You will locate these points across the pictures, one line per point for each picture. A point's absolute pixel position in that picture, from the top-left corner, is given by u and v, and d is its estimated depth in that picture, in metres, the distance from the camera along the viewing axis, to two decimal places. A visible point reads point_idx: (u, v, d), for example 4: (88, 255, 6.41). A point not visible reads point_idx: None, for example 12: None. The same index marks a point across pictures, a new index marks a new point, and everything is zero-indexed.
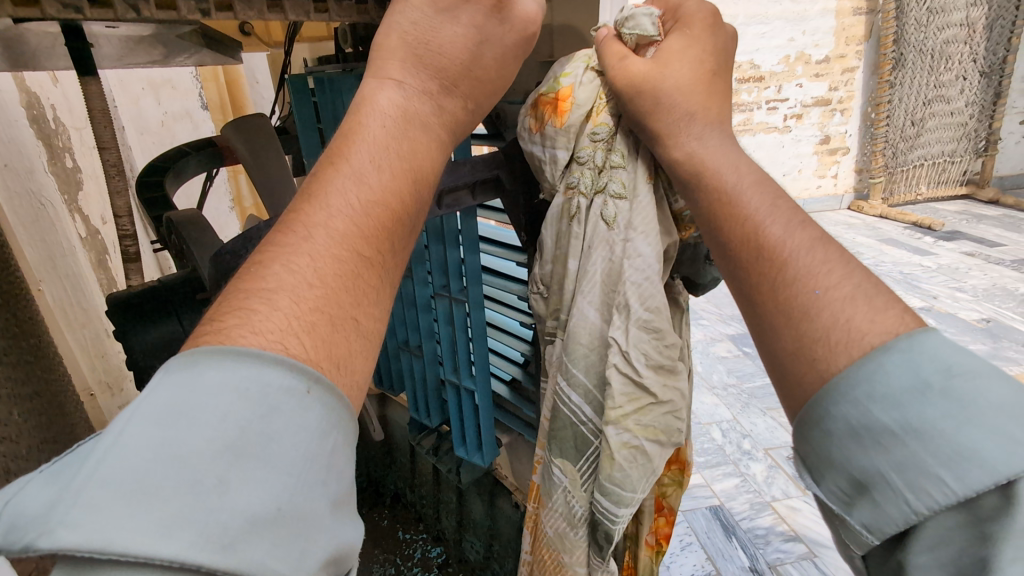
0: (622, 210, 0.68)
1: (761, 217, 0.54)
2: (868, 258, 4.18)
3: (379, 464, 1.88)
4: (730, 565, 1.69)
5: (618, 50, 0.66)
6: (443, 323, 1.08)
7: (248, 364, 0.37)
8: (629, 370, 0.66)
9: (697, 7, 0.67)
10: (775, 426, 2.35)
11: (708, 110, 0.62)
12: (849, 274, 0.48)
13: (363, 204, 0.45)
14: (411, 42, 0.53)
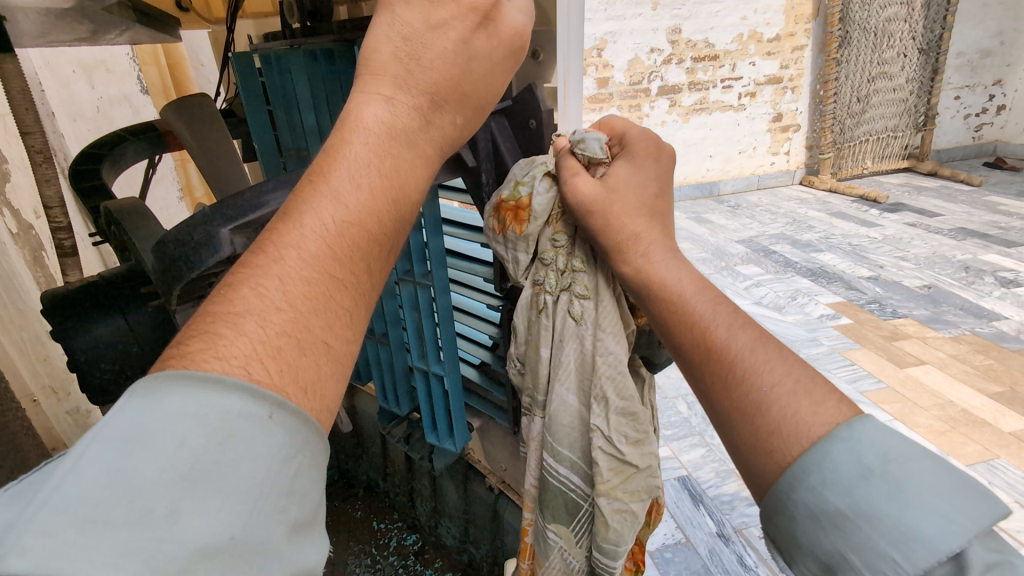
0: (588, 308, 0.75)
1: (708, 320, 0.62)
2: (820, 231, 4.35)
3: (348, 456, 1.84)
4: (698, 532, 1.76)
5: (571, 166, 0.73)
6: (409, 308, 1.05)
7: (208, 388, 0.36)
8: (613, 450, 0.74)
9: (639, 135, 0.74)
10: None
11: (649, 228, 0.69)
12: (791, 375, 0.56)
13: (337, 226, 0.45)
14: (403, 56, 0.52)
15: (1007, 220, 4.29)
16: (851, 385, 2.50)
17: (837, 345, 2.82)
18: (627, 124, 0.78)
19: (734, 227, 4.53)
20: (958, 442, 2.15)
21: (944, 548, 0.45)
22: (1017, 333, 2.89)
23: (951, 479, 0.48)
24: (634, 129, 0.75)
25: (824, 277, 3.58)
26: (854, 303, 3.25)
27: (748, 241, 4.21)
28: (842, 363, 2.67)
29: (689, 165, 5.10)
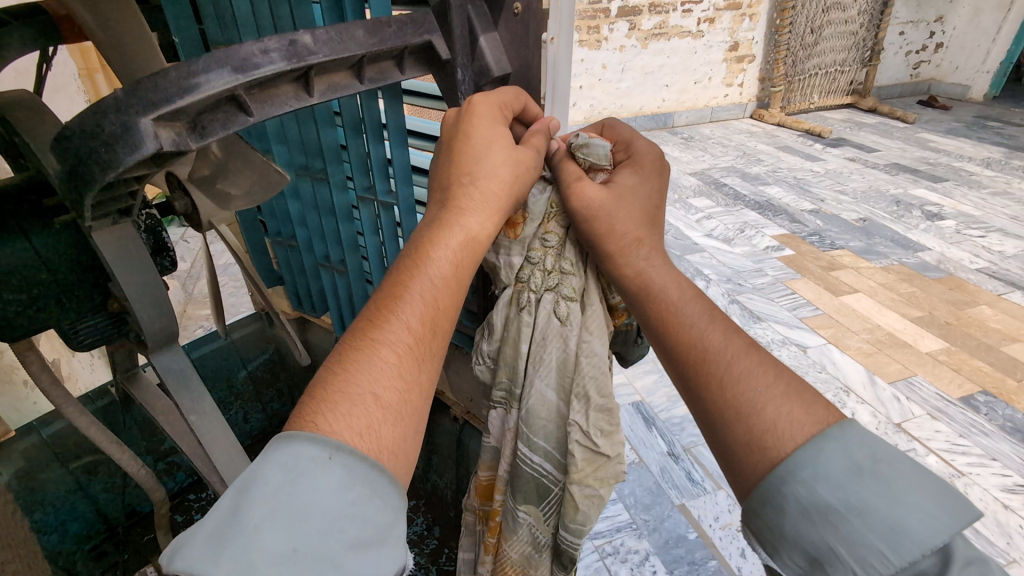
0: (575, 309, 0.76)
1: (701, 324, 0.63)
2: (768, 165, 4.43)
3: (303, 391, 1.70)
4: (651, 452, 1.85)
5: (574, 170, 0.73)
6: (370, 233, 0.92)
7: (287, 437, 0.48)
8: (588, 443, 0.75)
9: (647, 148, 0.76)
10: None
11: (649, 236, 0.69)
12: (781, 378, 0.58)
13: (385, 305, 0.57)
14: (451, 138, 0.64)
15: (936, 156, 4.53)
16: (792, 313, 2.64)
17: (781, 275, 2.95)
18: (633, 134, 0.79)
19: (687, 159, 4.54)
20: (883, 362, 2.33)
21: (929, 543, 0.47)
22: (938, 263, 3.11)
23: (935, 482, 0.50)
24: (641, 141, 0.77)
25: (771, 210, 3.68)
26: (797, 235, 3.37)
27: (700, 174, 4.24)
28: (785, 292, 2.80)
29: (645, 95, 4.99)
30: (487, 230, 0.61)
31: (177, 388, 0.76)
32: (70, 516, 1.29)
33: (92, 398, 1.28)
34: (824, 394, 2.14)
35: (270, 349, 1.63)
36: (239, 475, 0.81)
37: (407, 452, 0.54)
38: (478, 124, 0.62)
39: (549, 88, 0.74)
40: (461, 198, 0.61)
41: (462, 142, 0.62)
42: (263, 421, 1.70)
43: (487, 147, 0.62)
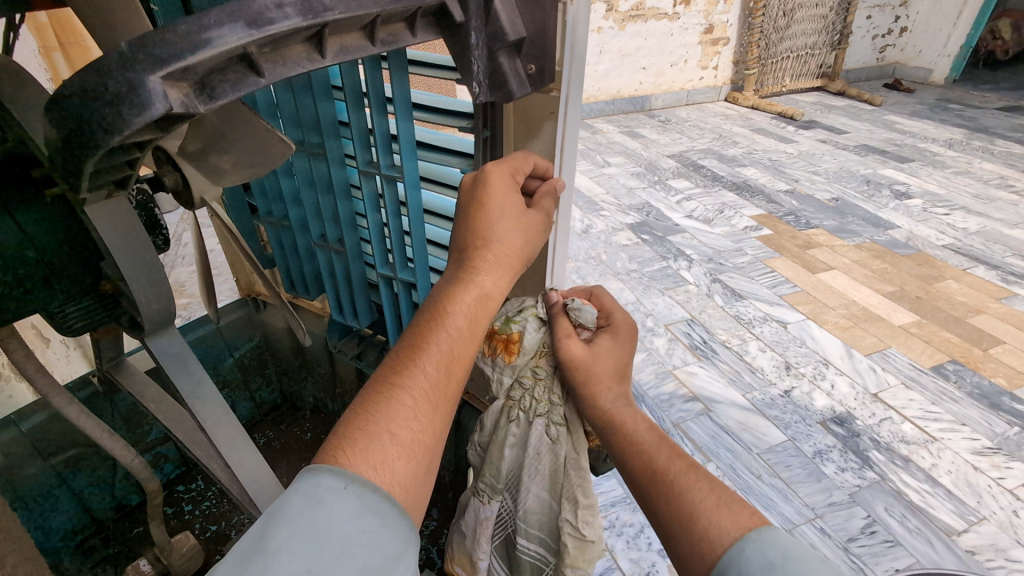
0: (563, 433, 0.84)
1: (656, 448, 0.71)
2: (744, 147, 4.50)
3: (291, 378, 1.66)
4: None
5: (564, 327, 0.82)
6: (370, 209, 0.90)
7: (310, 470, 0.50)
8: (577, 538, 0.84)
9: (624, 317, 0.82)
10: (673, 304, 2.56)
11: (618, 387, 0.79)
12: (716, 489, 0.63)
13: (407, 355, 0.63)
14: (467, 203, 0.72)
15: (903, 137, 4.65)
16: (772, 291, 2.70)
17: (760, 254, 3.01)
18: (615, 302, 0.85)
19: (665, 142, 4.57)
20: (859, 335, 2.41)
21: None
22: (907, 240, 3.22)
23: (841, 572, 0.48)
24: (621, 310, 0.83)
25: (748, 190, 3.75)
26: (773, 215, 3.44)
27: (679, 156, 4.28)
28: (765, 270, 2.86)
29: (623, 77, 5.00)
30: (498, 290, 0.70)
31: (175, 372, 0.73)
32: (53, 511, 1.24)
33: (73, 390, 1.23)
34: (805, 366, 2.21)
35: (257, 336, 1.59)
36: (243, 459, 0.78)
37: (416, 495, 0.56)
38: (492, 192, 0.70)
39: (567, 53, 0.70)
40: (476, 263, 0.70)
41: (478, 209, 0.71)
42: (252, 410, 1.66)
43: (501, 214, 0.70)
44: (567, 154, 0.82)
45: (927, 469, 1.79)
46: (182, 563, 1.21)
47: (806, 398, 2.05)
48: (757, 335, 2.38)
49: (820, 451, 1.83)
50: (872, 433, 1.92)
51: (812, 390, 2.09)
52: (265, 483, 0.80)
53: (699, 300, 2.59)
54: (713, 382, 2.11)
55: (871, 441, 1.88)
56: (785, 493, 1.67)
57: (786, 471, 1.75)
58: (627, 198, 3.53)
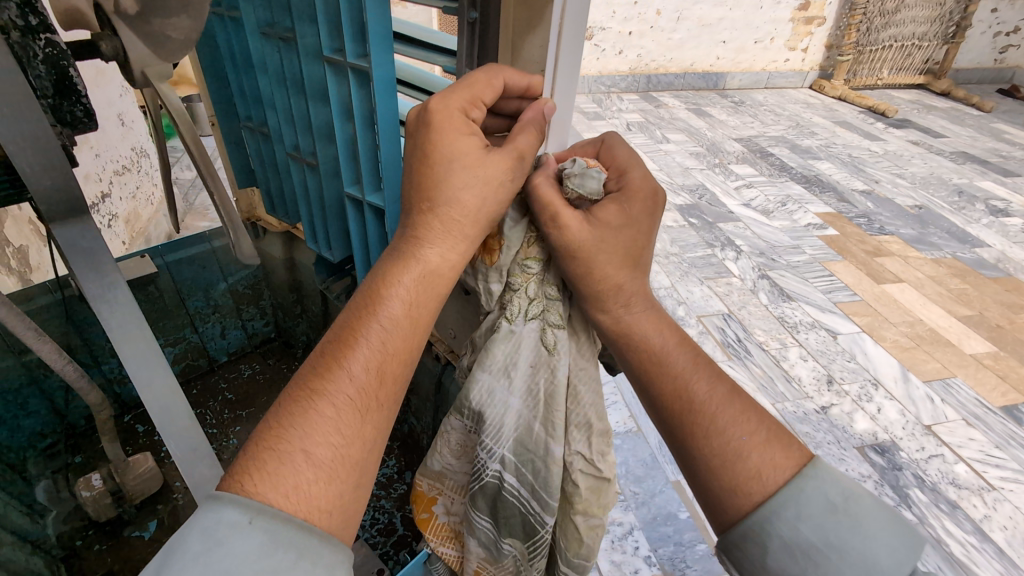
0: (563, 338, 0.69)
1: (686, 371, 0.61)
2: (822, 139, 4.09)
3: (286, 314, 1.59)
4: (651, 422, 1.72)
5: (550, 200, 0.63)
6: (341, 117, 0.78)
7: (212, 503, 0.45)
8: (590, 467, 0.71)
9: (640, 183, 0.66)
10: (710, 295, 2.34)
11: (633, 281, 0.64)
12: (761, 423, 0.58)
13: (329, 352, 0.56)
14: (417, 153, 0.61)
15: (1010, 149, 4.10)
16: (825, 296, 2.42)
17: (819, 255, 2.71)
18: (631, 159, 0.69)
19: (734, 124, 4.22)
20: (920, 359, 2.12)
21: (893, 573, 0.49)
22: (996, 262, 2.82)
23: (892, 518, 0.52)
24: (636, 175, 0.66)
25: (818, 186, 3.39)
26: (843, 215, 3.10)
27: (746, 141, 3.93)
28: (822, 273, 2.57)
29: (699, 50, 4.62)
30: (442, 265, 0.61)
31: (82, 267, 0.63)
32: (23, 410, 1.20)
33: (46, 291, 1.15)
34: (850, 384, 1.96)
35: (254, 265, 1.51)
36: (153, 378, 0.67)
37: (345, 512, 0.51)
38: (440, 136, 0.60)
39: None
40: (419, 244, 0.61)
41: (427, 166, 0.60)
42: (242, 340, 1.60)
43: (449, 164, 0.60)
44: (562, 67, 0.70)
45: (977, 520, 1.55)
46: (138, 483, 1.18)
47: (846, 419, 1.82)
48: (800, 341, 2.14)
49: (851, 479, 1.62)
50: (916, 469, 1.68)
51: (854, 411, 1.85)
52: (177, 414, 0.69)
53: (741, 295, 2.35)
54: (740, 385, 1.90)
55: (914, 478, 1.65)
56: None
57: None
58: (681, 178, 3.26)
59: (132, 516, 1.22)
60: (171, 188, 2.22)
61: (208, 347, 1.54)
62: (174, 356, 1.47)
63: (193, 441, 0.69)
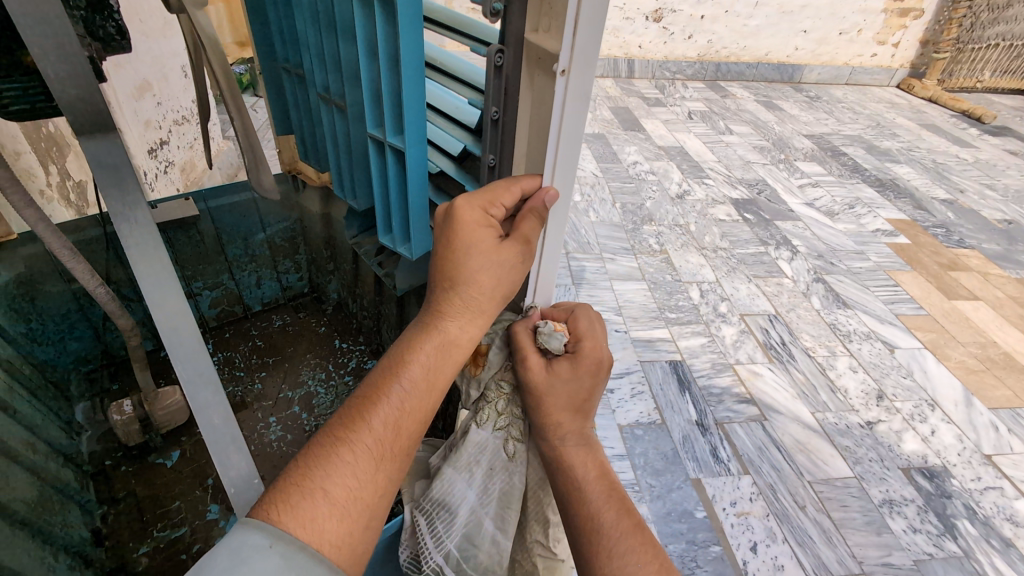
0: (522, 450, 0.80)
1: (599, 501, 0.68)
2: (904, 142, 3.77)
3: (320, 269, 1.61)
4: (677, 417, 1.65)
5: (525, 347, 0.75)
6: (365, 55, 0.76)
7: (235, 529, 0.43)
8: (538, 556, 0.81)
9: (593, 353, 0.73)
10: (758, 293, 2.21)
11: (574, 422, 0.73)
12: (657, 557, 0.62)
13: (355, 403, 0.57)
14: (441, 234, 0.64)
15: None
16: (886, 307, 2.24)
17: (885, 263, 2.51)
18: (592, 328, 0.75)
19: (806, 120, 3.95)
20: (988, 383, 1.93)
21: None
22: None
23: None
24: (591, 342, 0.74)
25: (893, 190, 3.13)
26: (918, 223, 2.85)
27: (818, 138, 3.68)
28: (885, 282, 2.38)
29: (777, 38, 4.34)
30: (462, 337, 0.63)
31: (105, 183, 0.64)
32: (69, 333, 1.29)
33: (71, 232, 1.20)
34: (903, 402, 1.80)
35: (292, 218, 1.54)
36: (165, 299, 0.69)
37: (354, 552, 0.50)
38: (462, 232, 0.62)
39: None
40: (444, 313, 0.63)
41: (450, 252, 0.63)
42: (277, 291, 1.66)
43: (471, 252, 0.62)
44: (581, 30, 0.52)
45: None
46: (165, 413, 1.24)
47: (893, 437, 1.68)
48: (851, 351, 1.99)
49: (891, 501, 1.49)
50: (968, 500, 1.53)
51: (904, 430, 1.71)
52: (186, 336, 0.70)
53: (791, 297, 2.21)
54: (779, 389, 1.79)
55: (964, 509, 1.50)
56: (829, 535, 1.38)
57: (840, 511, 1.45)
58: (740, 171, 3.09)
59: (158, 445, 1.28)
60: (228, 143, 2.31)
61: (244, 295, 1.60)
62: (212, 300, 1.55)
63: (201, 365, 0.72)
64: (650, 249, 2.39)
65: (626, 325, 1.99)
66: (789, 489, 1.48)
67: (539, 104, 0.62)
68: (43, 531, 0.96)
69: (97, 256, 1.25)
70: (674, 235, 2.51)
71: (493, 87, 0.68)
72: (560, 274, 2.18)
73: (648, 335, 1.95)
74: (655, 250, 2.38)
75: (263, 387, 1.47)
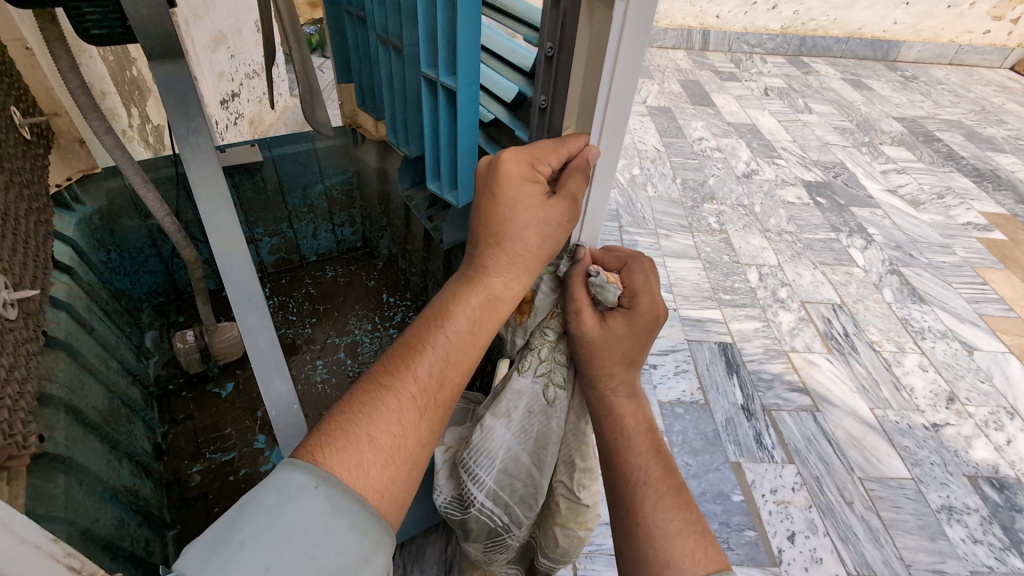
0: (563, 396, 0.77)
1: (642, 458, 0.66)
2: (1013, 130, 3.39)
3: (373, 224, 1.65)
4: (721, 399, 1.60)
5: (578, 298, 0.70)
6: None
7: (281, 469, 0.46)
8: (574, 496, 0.80)
9: (648, 308, 0.68)
10: (822, 281, 2.08)
11: (626, 375, 0.71)
12: (691, 518, 0.60)
13: (395, 356, 0.57)
14: (485, 185, 0.61)
15: None
16: (969, 305, 2.05)
17: (973, 258, 2.29)
18: (649, 279, 0.69)
19: (899, 102, 3.62)
20: None
21: None
22: None
23: None
24: (648, 295, 0.68)
25: (993, 182, 2.84)
26: (1019, 219, 2.57)
27: (910, 121, 3.37)
28: (972, 279, 2.18)
29: (873, 11, 3.97)
30: (506, 291, 0.62)
31: (174, 108, 0.66)
32: (141, 266, 1.40)
33: (149, 169, 1.29)
34: (977, 407, 1.66)
35: (350, 171, 1.58)
36: (221, 224, 0.73)
37: (396, 498, 0.51)
38: (507, 186, 0.59)
39: None
40: (485, 269, 0.61)
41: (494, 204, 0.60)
42: (331, 243, 1.72)
43: (517, 207, 0.59)
44: None
45: None
46: (222, 345, 1.34)
47: (962, 443, 1.55)
48: (923, 349, 1.84)
49: (950, 508, 1.39)
50: None
51: (975, 436, 1.57)
52: (238, 261, 0.74)
53: (860, 287, 2.06)
54: (837, 381, 1.69)
55: None
56: (876, 535, 1.31)
57: (891, 512, 1.36)
58: (816, 152, 2.89)
59: (214, 375, 1.38)
60: (296, 101, 2.40)
61: (301, 244, 1.67)
62: (271, 246, 1.62)
63: (251, 291, 0.75)
64: (709, 227, 2.29)
65: (677, 302, 1.93)
66: (836, 483, 1.41)
67: (597, 44, 0.57)
68: (111, 437, 1.06)
69: (169, 195, 1.33)
70: (736, 215, 2.39)
71: (549, 21, 0.64)
72: (611, 247, 2.14)
73: (699, 314, 1.88)
74: (714, 230, 2.28)
75: (313, 332, 1.54)
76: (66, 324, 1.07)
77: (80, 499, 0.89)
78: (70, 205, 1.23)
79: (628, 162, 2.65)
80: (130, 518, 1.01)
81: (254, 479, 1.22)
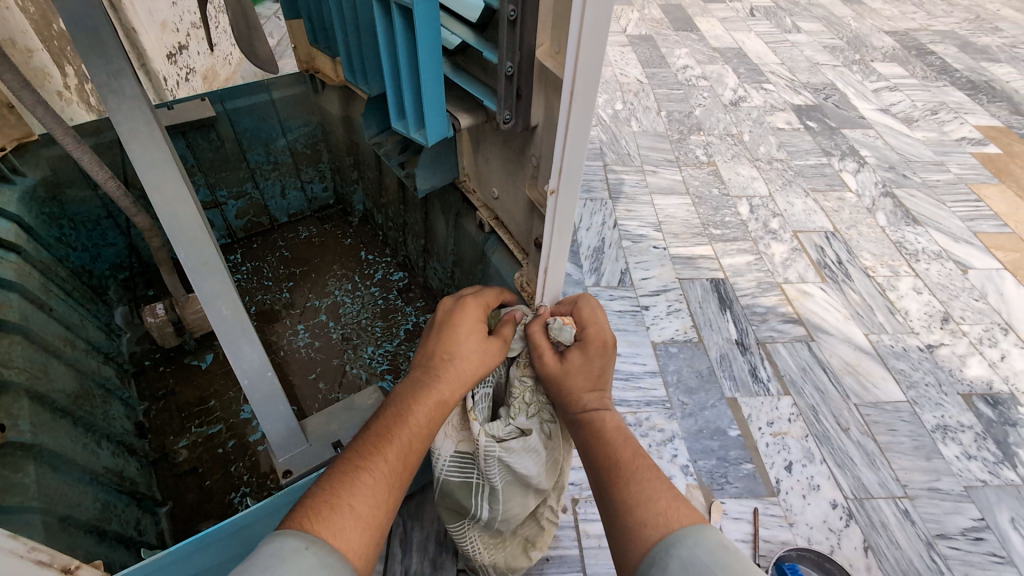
0: (553, 428, 0.79)
1: (618, 440, 0.65)
2: (1008, 37, 3.25)
3: (343, 178, 1.55)
4: (715, 335, 1.57)
5: (541, 343, 0.72)
6: None
7: (274, 537, 0.48)
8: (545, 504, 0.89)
9: (605, 329, 0.71)
10: (814, 210, 2.01)
11: (594, 372, 0.70)
12: (669, 490, 0.58)
13: (369, 441, 0.60)
14: (442, 320, 0.71)
15: None
16: (964, 224, 2.01)
17: (967, 175, 2.23)
18: (602, 308, 0.73)
19: (890, 14, 3.44)
20: None
21: None
22: None
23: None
24: (608, 322, 0.72)
25: (987, 93, 2.74)
26: (1013, 130, 2.50)
27: (902, 35, 3.22)
28: (967, 197, 2.12)
29: None
30: (454, 398, 0.66)
31: (85, 50, 0.55)
32: (101, 240, 1.31)
33: (84, 134, 1.18)
34: (971, 325, 1.65)
35: (313, 122, 1.48)
36: (159, 182, 0.65)
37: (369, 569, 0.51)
38: (461, 321, 0.69)
39: None
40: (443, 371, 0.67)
41: (449, 330, 0.69)
42: (302, 202, 1.63)
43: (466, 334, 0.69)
44: None
45: None
46: (195, 317, 1.28)
47: (956, 362, 1.54)
48: (918, 271, 1.81)
49: (946, 426, 1.39)
50: None
51: (969, 354, 1.57)
52: (187, 224, 0.67)
53: (853, 212, 2.01)
54: (831, 310, 1.67)
55: None
56: (873, 458, 1.31)
57: (887, 435, 1.36)
58: (805, 74, 2.76)
59: (192, 348, 1.33)
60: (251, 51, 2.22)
61: (270, 206, 1.58)
62: (238, 210, 1.53)
63: (205, 253, 0.69)
64: (696, 160, 2.21)
65: (666, 241, 1.87)
66: (832, 411, 1.40)
67: None
68: (85, 420, 1.02)
69: (116, 161, 1.23)
70: (724, 145, 2.30)
71: None
72: (596, 187, 2.05)
73: (689, 252, 1.83)
74: (702, 162, 2.20)
75: (292, 296, 1.48)
76: (17, 304, 1.00)
77: (56, 485, 0.85)
78: (9, 177, 1.13)
79: (610, 97, 2.52)
80: (116, 498, 0.98)
81: (243, 451, 1.18)
